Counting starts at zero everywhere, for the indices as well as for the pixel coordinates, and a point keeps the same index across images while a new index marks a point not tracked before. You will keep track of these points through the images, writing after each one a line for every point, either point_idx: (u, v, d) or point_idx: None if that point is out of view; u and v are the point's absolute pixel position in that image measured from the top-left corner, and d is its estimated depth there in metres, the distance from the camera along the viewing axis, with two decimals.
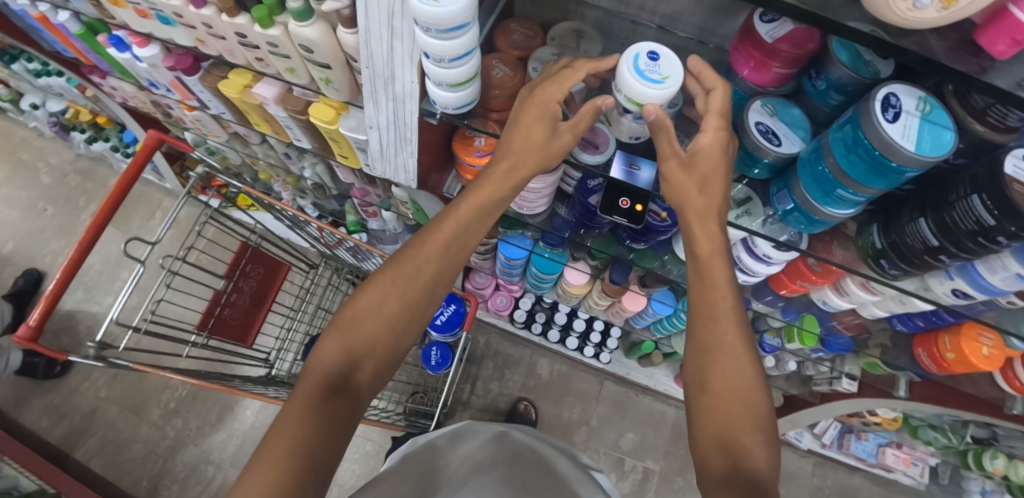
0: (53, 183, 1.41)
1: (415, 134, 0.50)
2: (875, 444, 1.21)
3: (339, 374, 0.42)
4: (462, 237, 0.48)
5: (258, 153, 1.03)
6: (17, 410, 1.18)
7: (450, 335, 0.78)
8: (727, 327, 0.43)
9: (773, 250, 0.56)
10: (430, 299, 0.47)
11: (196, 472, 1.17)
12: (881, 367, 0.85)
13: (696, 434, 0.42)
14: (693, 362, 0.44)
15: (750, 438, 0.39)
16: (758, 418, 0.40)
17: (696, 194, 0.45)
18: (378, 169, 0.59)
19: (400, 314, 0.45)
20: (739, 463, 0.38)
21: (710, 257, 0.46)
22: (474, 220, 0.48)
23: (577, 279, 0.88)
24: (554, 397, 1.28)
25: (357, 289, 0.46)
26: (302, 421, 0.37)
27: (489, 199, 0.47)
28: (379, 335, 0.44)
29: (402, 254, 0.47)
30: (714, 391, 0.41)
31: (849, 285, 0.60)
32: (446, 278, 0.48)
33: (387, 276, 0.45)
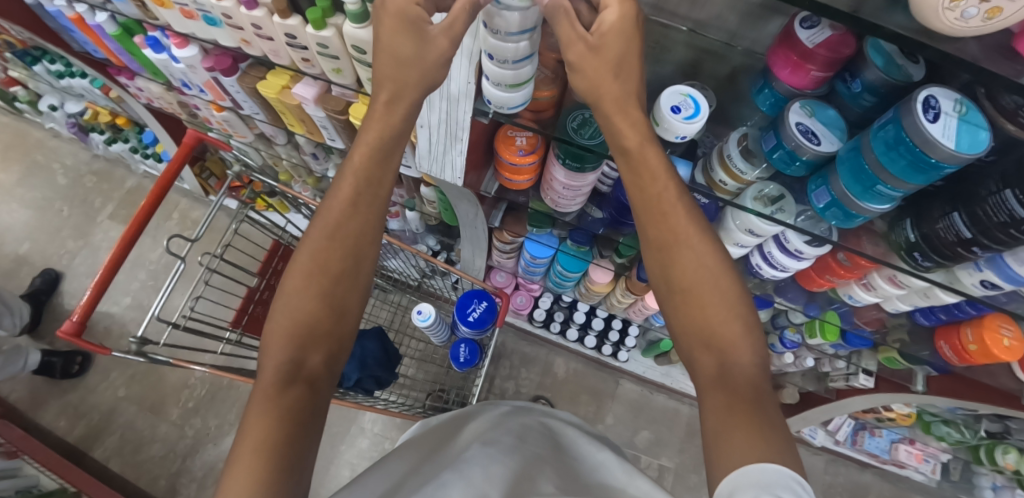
0: (68, 183, 1.41)
1: (467, 133, 0.51)
2: (888, 440, 1.23)
3: (292, 363, 0.44)
4: (363, 197, 0.49)
5: (282, 154, 1.04)
6: (34, 410, 1.18)
7: (480, 332, 0.78)
8: (677, 219, 0.45)
9: (805, 245, 0.58)
10: (359, 258, 0.49)
11: (215, 472, 1.17)
12: (899, 361, 0.87)
13: (679, 336, 0.46)
14: (653, 261, 0.47)
15: (727, 327, 0.43)
16: (731, 302, 0.44)
17: (617, 80, 0.42)
18: (423, 166, 0.61)
19: (332, 287, 0.47)
20: (723, 357, 0.42)
21: (641, 147, 0.44)
22: (371, 170, 0.48)
23: (601, 277, 0.90)
24: (570, 395, 1.30)
25: (284, 286, 0.47)
26: (267, 410, 0.39)
27: (375, 149, 0.48)
28: (315, 315, 0.46)
29: (311, 244, 0.48)
30: (682, 288, 0.45)
31: (876, 279, 0.62)
32: (364, 235, 0.50)
33: (303, 266, 0.47)
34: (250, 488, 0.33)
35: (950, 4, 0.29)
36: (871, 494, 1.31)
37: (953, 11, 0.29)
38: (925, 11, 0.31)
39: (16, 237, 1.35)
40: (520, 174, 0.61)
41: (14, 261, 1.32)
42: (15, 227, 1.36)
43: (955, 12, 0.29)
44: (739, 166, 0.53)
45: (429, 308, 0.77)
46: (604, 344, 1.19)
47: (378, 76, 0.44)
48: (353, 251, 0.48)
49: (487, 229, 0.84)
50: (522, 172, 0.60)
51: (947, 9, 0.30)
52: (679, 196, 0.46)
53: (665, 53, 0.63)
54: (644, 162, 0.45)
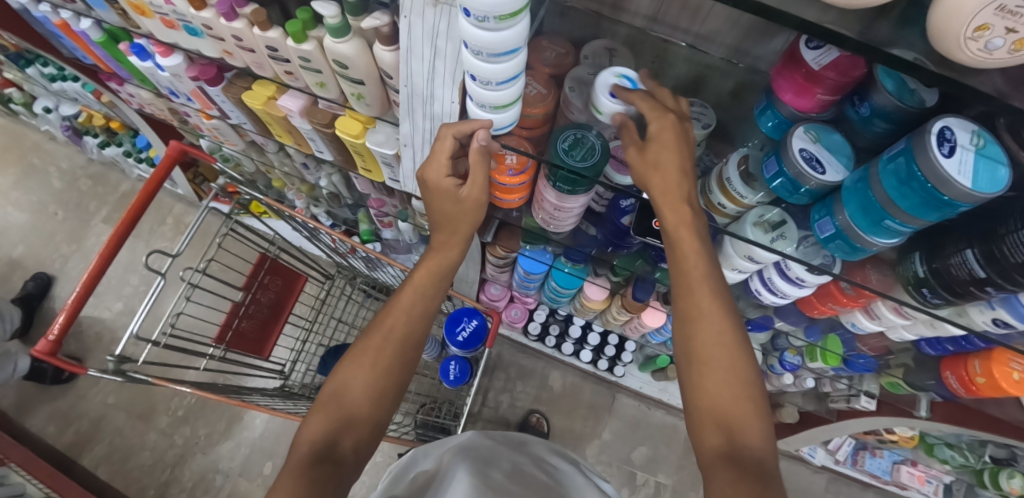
0: (63, 186, 1.40)
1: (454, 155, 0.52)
2: (890, 461, 1.21)
3: (324, 443, 0.43)
4: (421, 303, 0.54)
5: (274, 162, 1.02)
6: (24, 416, 1.17)
7: (470, 351, 0.76)
8: (703, 294, 0.44)
9: (807, 273, 0.55)
10: (408, 358, 0.51)
11: (204, 483, 1.15)
12: (902, 387, 0.84)
13: (690, 409, 0.43)
14: (677, 331, 0.45)
15: (742, 406, 0.40)
16: (748, 388, 0.41)
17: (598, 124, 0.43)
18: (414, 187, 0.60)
19: (377, 383, 0.48)
20: (733, 437, 0.39)
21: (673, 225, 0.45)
22: (428, 285, 0.54)
23: (597, 294, 0.88)
24: (566, 409, 1.27)
25: (337, 372, 0.49)
26: (291, 484, 0.38)
27: (438, 267, 0.55)
28: (359, 403, 0.47)
29: (367, 331, 0.52)
30: (699, 360, 0.42)
31: (880, 308, 0.59)
32: (418, 340, 0.53)
33: (358, 349, 0.50)
34: None
35: (973, 33, 0.26)
36: None
37: (976, 41, 0.26)
38: (942, 40, 0.28)
39: (11, 240, 1.34)
40: (511, 193, 0.58)
41: (7, 265, 1.31)
42: (9, 230, 1.35)
43: (978, 43, 0.26)
44: (738, 189, 0.51)
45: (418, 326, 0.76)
46: (599, 359, 1.17)
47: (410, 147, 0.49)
48: (406, 347, 0.51)
49: (480, 243, 0.82)
50: (513, 191, 0.57)
51: (969, 38, 0.26)
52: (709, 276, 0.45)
53: (665, 68, 0.60)
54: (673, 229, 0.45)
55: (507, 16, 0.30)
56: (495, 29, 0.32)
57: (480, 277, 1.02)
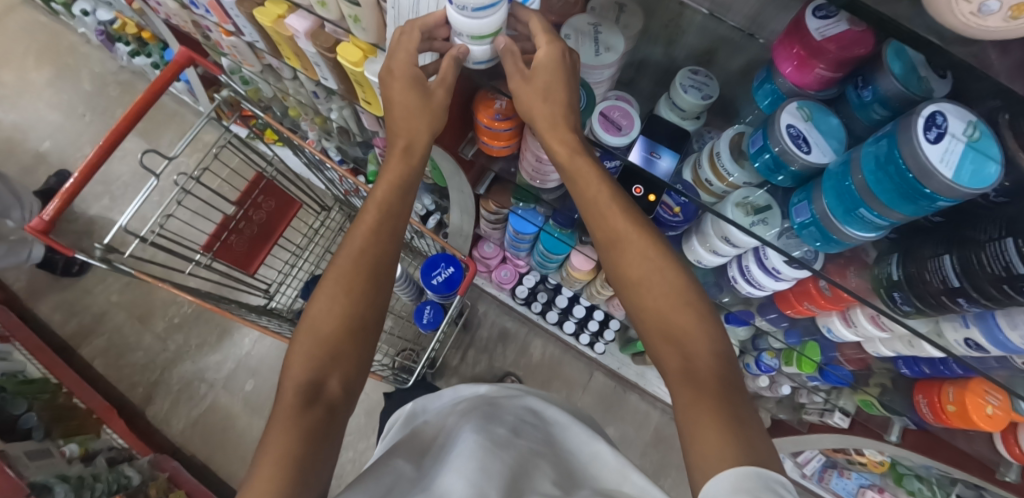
0: (94, 91, 1.45)
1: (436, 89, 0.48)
2: (856, 484, 1.17)
3: (311, 383, 0.42)
4: (391, 222, 0.50)
5: (289, 89, 1.03)
6: (34, 302, 1.25)
7: (446, 296, 0.77)
8: (615, 216, 0.45)
9: (784, 265, 0.53)
10: (384, 278, 0.49)
11: (190, 389, 1.22)
12: (876, 407, 0.82)
13: (640, 328, 0.43)
14: (608, 260, 0.46)
15: (684, 315, 0.41)
16: (686, 294, 0.42)
17: (547, 101, 0.43)
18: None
19: (352, 320, 0.46)
20: (684, 350, 0.40)
21: (573, 161, 0.45)
22: (392, 200, 0.50)
23: (582, 264, 0.88)
24: (541, 379, 1.29)
25: (311, 313, 0.46)
26: (285, 435, 0.38)
27: (401, 181, 0.51)
28: (338, 341, 0.45)
29: (335, 262, 0.48)
30: (631, 280, 0.44)
31: (858, 315, 0.57)
32: (389, 264, 0.50)
33: (329, 282, 0.47)
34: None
35: None
36: None
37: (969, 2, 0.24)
38: None
39: (40, 135, 1.40)
40: (496, 140, 0.57)
41: (35, 158, 1.38)
42: (39, 126, 1.41)
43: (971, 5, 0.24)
44: (726, 165, 0.49)
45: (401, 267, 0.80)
46: (582, 332, 1.17)
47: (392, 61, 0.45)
48: (379, 267, 0.48)
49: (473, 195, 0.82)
50: (498, 137, 0.56)
51: None
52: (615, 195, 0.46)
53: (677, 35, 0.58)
54: (579, 170, 0.45)
55: None
56: None
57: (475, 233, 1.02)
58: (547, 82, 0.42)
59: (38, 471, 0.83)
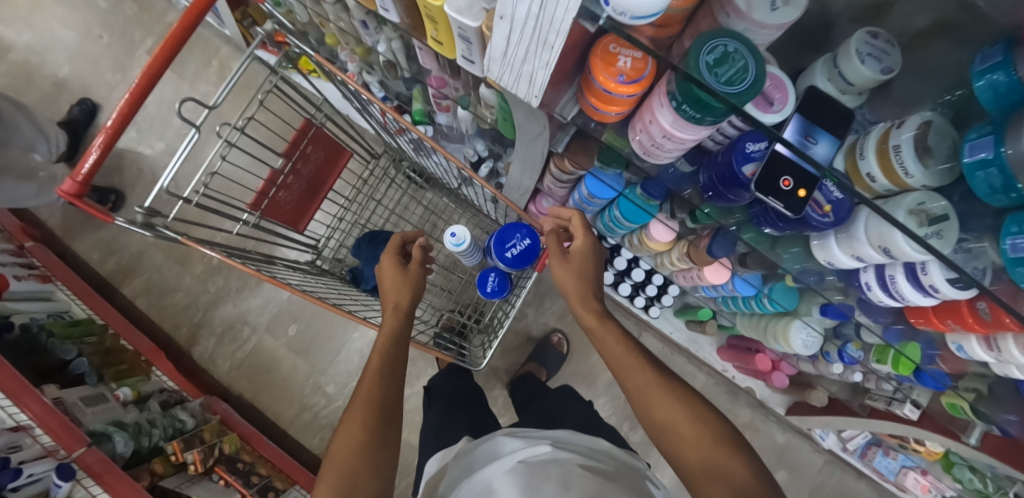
0: (109, 8, 1.30)
1: (560, 42, 0.35)
2: (900, 464, 1.19)
3: None
4: (391, 370, 0.58)
5: (329, 14, 0.90)
6: (71, 239, 1.22)
7: (517, 270, 0.71)
8: (630, 362, 0.52)
9: (945, 283, 0.45)
10: (389, 411, 0.54)
11: (233, 330, 1.23)
12: (963, 412, 0.77)
13: (686, 472, 0.45)
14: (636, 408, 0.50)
15: (714, 452, 0.43)
16: (710, 433, 0.45)
17: (579, 279, 0.61)
18: (494, 73, 0.46)
19: (372, 435, 0.50)
20: (732, 485, 0.40)
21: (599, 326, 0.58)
22: (389, 352, 0.60)
23: (661, 235, 0.82)
24: (586, 338, 1.28)
25: (333, 453, 0.49)
26: None
27: (394, 333, 0.63)
28: (359, 461, 0.48)
29: (348, 406, 0.53)
30: (660, 426, 0.47)
31: (1009, 343, 0.50)
32: (395, 389, 0.57)
33: (344, 424, 0.51)
34: None
35: None
36: None
37: None
38: None
39: (57, 59, 1.29)
40: (614, 106, 0.47)
41: (55, 84, 1.29)
42: (56, 47, 1.30)
43: None
44: (905, 163, 0.40)
45: (464, 232, 0.68)
46: (637, 296, 1.12)
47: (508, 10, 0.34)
48: (385, 402, 0.54)
49: (546, 151, 0.74)
50: (614, 103, 0.46)
51: None
52: (627, 348, 0.54)
53: None
54: (601, 338, 0.56)
55: None
56: None
57: (534, 187, 0.96)
58: (580, 267, 0.62)
59: (95, 418, 0.87)
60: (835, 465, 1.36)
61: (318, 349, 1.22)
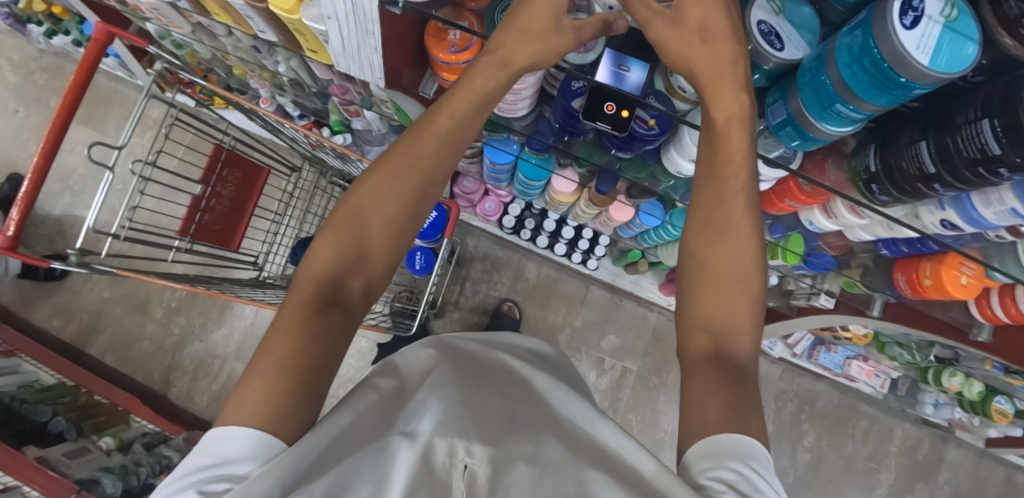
0: (20, 81, 1.32)
1: (378, 27, 0.44)
2: (843, 356, 1.28)
3: (330, 281, 0.41)
4: (456, 134, 0.45)
5: (227, 46, 0.95)
6: (26, 311, 1.22)
7: (434, 239, 0.81)
8: (735, 207, 0.41)
9: (763, 167, 0.54)
10: (430, 194, 0.46)
11: (205, 365, 1.24)
12: (858, 286, 0.88)
13: (682, 314, 0.44)
14: (690, 238, 0.44)
15: (738, 318, 0.41)
16: (750, 302, 0.41)
17: (704, 45, 0.40)
18: (342, 64, 0.56)
19: (328, 297, 0.40)
20: (720, 341, 0.40)
21: (728, 124, 0.41)
22: (457, 123, 0.45)
23: (564, 188, 0.87)
24: (539, 301, 1.35)
25: (269, 339, 0.35)
26: (293, 330, 0.35)
27: (480, 94, 0.44)
28: (306, 350, 0.35)
29: (394, 148, 0.45)
30: (712, 271, 0.42)
31: (838, 206, 0.60)
32: (404, 239, 0.46)
33: (378, 173, 0.44)
34: (270, 395, 0.31)
35: None
36: (819, 401, 1.45)
37: None
38: None
39: None
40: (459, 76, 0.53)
41: None
42: None
43: None
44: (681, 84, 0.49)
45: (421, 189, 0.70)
46: (573, 252, 1.19)
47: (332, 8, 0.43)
48: (431, 188, 0.45)
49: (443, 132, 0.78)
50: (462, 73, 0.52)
51: None
52: (748, 187, 0.42)
53: None
54: (728, 137, 0.41)
55: None
56: None
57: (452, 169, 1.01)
58: (701, 24, 0.40)
59: (82, 468, 0.92)
60: (794, 373, 1.46)
61: None
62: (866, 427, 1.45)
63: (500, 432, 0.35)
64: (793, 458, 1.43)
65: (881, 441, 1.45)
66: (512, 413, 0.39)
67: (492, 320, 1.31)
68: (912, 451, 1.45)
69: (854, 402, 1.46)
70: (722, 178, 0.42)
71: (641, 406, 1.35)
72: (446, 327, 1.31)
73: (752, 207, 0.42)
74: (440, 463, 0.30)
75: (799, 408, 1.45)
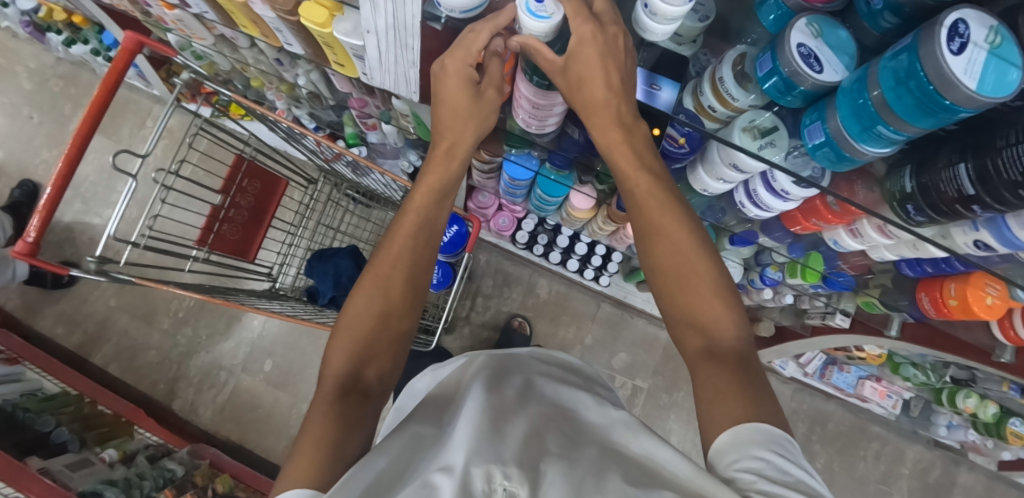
0: (35, 88, 1.33)
1: (417, 42, 0.45)
2: (855, 376, 1.27)
3: (349, 374, 0.46)
4: (427, 223, 0.56)
5: (248, 59, 0.96)
6: (31, 319, 1.20)
7: (454, 254, 0.82)
8: (661, 214, 0.47)
9: (792, 186, 0.54)
10: (418, 278, 0.54)
11: (210, 376, 1.22)
12: (877, 306, 0.86)
13: (668, 319, 0.46)
14: (643, 250, 0.48)
15: (713, 307, 0.43)
16: (715, 288, 0.44)
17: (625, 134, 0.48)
18: (376, 78, 0.56)
19: (347, 385, 0.45)
20: (708, 334, 0.42)
21: (654, 194, 0.48)
22: (427, 203, 0.56)
23: (582, 204, 0.87)
24: (549, 317, 1.34)
25: (305, 428, 0.40)
26: (323, 414, 0.41)
27: (435, 187, 0.57)
28: (333, 429, 0.39)
29: (377, 255, 0.54)
30: (664, 272, 0.46)
31: (864, 226, 0.60)
32: (404, 322, 0.52)
33: (370, 277, 0.52)
34: (310, 466, 0.35)
35: None
36: (831, 421, 1.43)
37: None
38: None
39: None
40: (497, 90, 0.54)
41: None
42: None
43: None
44: (730, 90, 0.46)
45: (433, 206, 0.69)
46: (586, 268, 1.18)
47: (372, 24, 0.44)
48: (416, 268, 0.54)
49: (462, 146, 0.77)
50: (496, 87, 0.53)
51: None
52: (659, 191, 0.48)
53: None
54: (665, 224, 0.46)
55: None
56: None
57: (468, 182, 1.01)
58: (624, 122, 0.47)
59: (84, 481, 0.89)
60: (805, 393, 1.44)
61: (296, 379, 1.22)
62: (877, 449, 1.43)
63: (536, 452, 0.32)
64: None
65: (893, 463, 1.43)
66: (547, 431, 0.36)
67: (502, 335, 1.30)
68: (924, 474, 1.43)
69: (867, 424, 1.44)
70: (655, 221, 0.47)
71: (651, 425, 1.33)
72: (456, 342, 1.30)
73: (671, 208, 0.47)
74: (478, 490, 0.27)
75: (810, 429, 1.43)
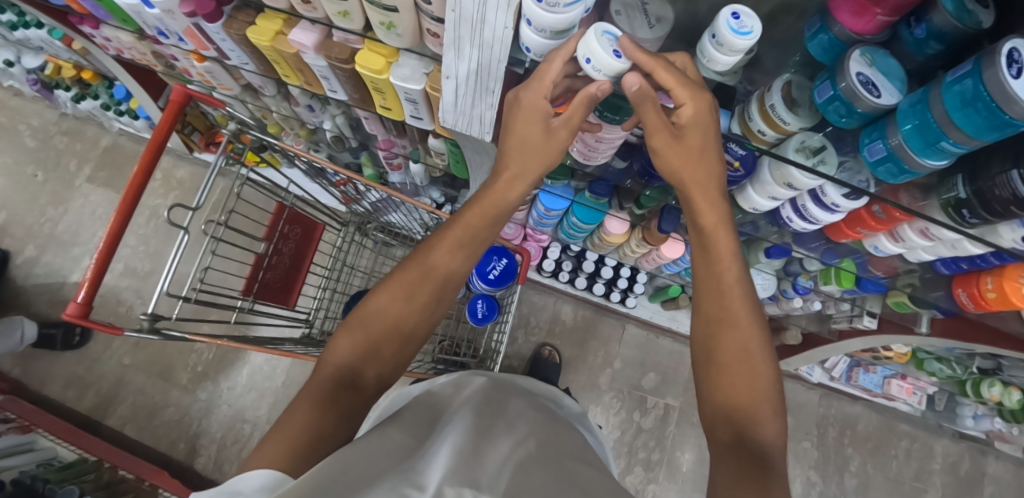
0: (39, 145, 1.31)
1: (499, 85, 0.46)
2: (881, 375, 1.30)
3: (348, 367, 0.44)
4: (473, 243, 0.52)
5: (271, 106, 0.97)
6: (40, 385, 1.15)
7: (501, 287, 0.83)
8: (733, 299, 0.46)
9: (843, 198, 0.57)
10: (444, 296, 0.51)
11: (234, 430, 1.17)
12: (907, 306, 0.89)
13: (705, 405, 0.45)
14: (701, 332, 0.47)
15: (760, 407, 0.42)
16: (764, 391, 0.42)
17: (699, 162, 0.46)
18: (449, 121, 0.58)
19: (344, 380, 0.43)
20: (742, 430, 0.41)
21: (715, 227, 0.48)
22: (479, 226, 0.52)
23: (617, 228, 0.90)
24: (576, 341, 1.34)
25: (287, 415, 0.39)
26: (310, 409, 0.39)
27: (495, 210, 0.52)
28: (319, 420, 0.39)
29: (411, 257, 0.51)
30: (717, 361, 0.44)
31: (905, 231, 0.63)
32: (416, 336, 0.49)
33: (396, 278, 0.49)
34: (282, 459, 0.34)
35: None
36: (859, 424, 1.44)
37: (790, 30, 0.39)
38: None
39: None
40: None
41: None
42: None
43: None
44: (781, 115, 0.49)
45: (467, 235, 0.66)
46: (612, 291, 1.19)
47: (452, 67, 0.45)
48: (445, 290, 0.50)
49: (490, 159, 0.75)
50: None
51: None
52: (740, 278, 0.47)
53: None
54: (726, 296, 0.46)
55: (565, 31, 0.38)
56: (560, 12, 0.36)
57: None
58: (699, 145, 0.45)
59: None
60: (832, 398, 1.45)
61: None
62: (907, 447, 1.44)
63: (518, 481, 0.31)
64: (841, 485, 1.40)
65: (924, 459, 1.44)
66: (531, 460, 0.36)
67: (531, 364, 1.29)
68: (955, 467, 1.44)
69: (893, 422, 1.45)
70: (717, 273, 0.47)
71: (687, 444, 1.31)
72: None
73: (748, 300, 0.46)
74: None
75: (840, 433, 1.44)
